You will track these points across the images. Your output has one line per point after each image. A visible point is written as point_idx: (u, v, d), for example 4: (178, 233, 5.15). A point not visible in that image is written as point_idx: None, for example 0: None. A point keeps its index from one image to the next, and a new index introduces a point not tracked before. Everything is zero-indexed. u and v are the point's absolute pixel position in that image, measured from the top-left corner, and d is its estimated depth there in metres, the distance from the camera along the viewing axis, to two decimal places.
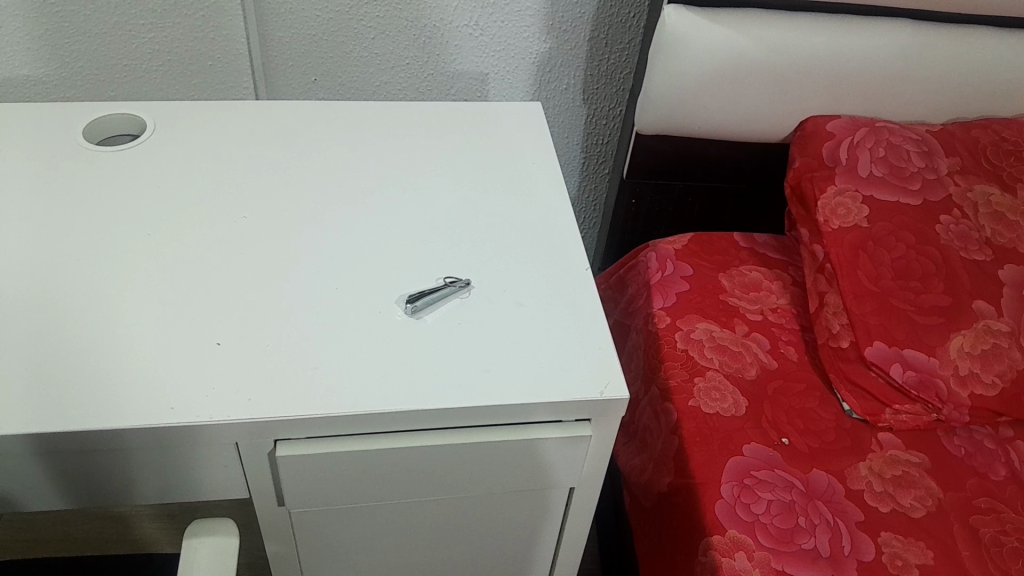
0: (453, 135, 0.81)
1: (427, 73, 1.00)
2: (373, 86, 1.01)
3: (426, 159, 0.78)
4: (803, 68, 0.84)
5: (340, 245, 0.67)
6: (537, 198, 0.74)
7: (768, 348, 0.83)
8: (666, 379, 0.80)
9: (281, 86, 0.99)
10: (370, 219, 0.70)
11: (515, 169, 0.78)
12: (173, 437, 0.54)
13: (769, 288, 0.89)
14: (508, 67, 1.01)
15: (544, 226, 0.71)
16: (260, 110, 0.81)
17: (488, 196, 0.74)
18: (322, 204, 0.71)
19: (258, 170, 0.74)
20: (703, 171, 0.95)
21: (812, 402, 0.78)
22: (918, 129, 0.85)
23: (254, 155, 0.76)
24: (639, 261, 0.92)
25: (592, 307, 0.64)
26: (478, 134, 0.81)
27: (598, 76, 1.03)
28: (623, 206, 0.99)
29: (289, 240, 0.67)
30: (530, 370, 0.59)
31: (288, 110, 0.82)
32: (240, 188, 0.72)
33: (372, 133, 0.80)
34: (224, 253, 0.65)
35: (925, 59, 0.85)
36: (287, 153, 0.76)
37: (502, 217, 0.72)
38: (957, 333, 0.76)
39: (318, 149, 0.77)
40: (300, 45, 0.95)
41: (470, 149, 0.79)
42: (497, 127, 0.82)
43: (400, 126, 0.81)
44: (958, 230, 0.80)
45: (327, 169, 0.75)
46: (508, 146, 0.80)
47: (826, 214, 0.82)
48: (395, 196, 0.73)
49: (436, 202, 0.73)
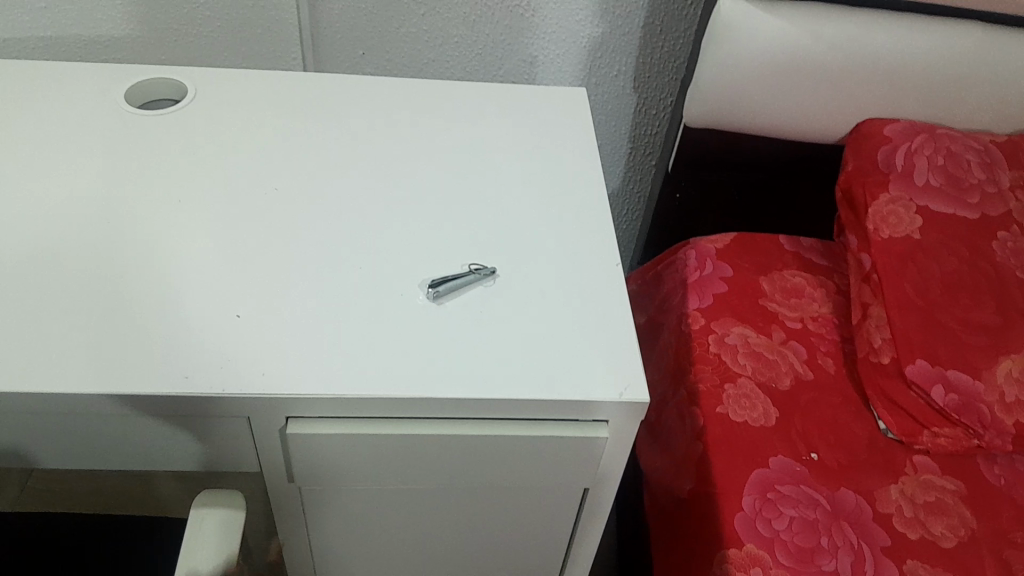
0: (491, 118, 0.79)
1: (476, 52, 1.01)
2: (420, 63, 1.01)
3: (466, 140, 0.76)
4: (864, 68, 0.80)
5: (369, 225, 0.66)
6: (577, 187, 0.72)
7: (804, 358, 0.79)
8: (695, 382, 0.78)
9: (329, 59, 0.99)
10: (405, 199, 0.69)
11: (552, 157, 0.75)
12: (184, 407, 0.54)
13: (811, 295, 0.85)
14: (558, 50, 1.02)
15: (581, 215, 0.69)
16: (300, 81, 0.80)
17: (525, 182, 0.72)
18: (358, 182, 0.70)
19: (296, 142, 0.73)
20: (751, 169, 0.92)
21: (845, 417, 0.75)
22: (981, 138, 0.80)
23: (293, 127, 0.75)
24: (677, 258, 0.90)
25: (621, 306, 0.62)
26: (521, 118, 0.79)
27: (650, 64, 1.02)
28: (666, 199, 0.96)
29: (320, 215, 0.67)
30: (551, 365, 0.57)
31: (331, 81, 0.81)
32: (275, 160, 0.71)
33: (409, 111, 0.79)
34: (255, 224, 0.65)
35: (995, 66, 0.80)
36: (325, 126, 0.76)
37: (535, 205, 0.70)
38: (1006, 356, 0.72)
39: (353, 125, 0.76)
40: (350, 17, 0.95)
41: (512, 132, 0.78)
42: (543, 115, 0.80)
43: (442, 104, 0.80)
44: (1014, 246, 0.76)
45: (366, 145, 0.74)
46: (551, 133, 0.78)
47: (876, 221, 0.79)
48: (433, 177, 0.72)
49: (474, 184, 0.72)
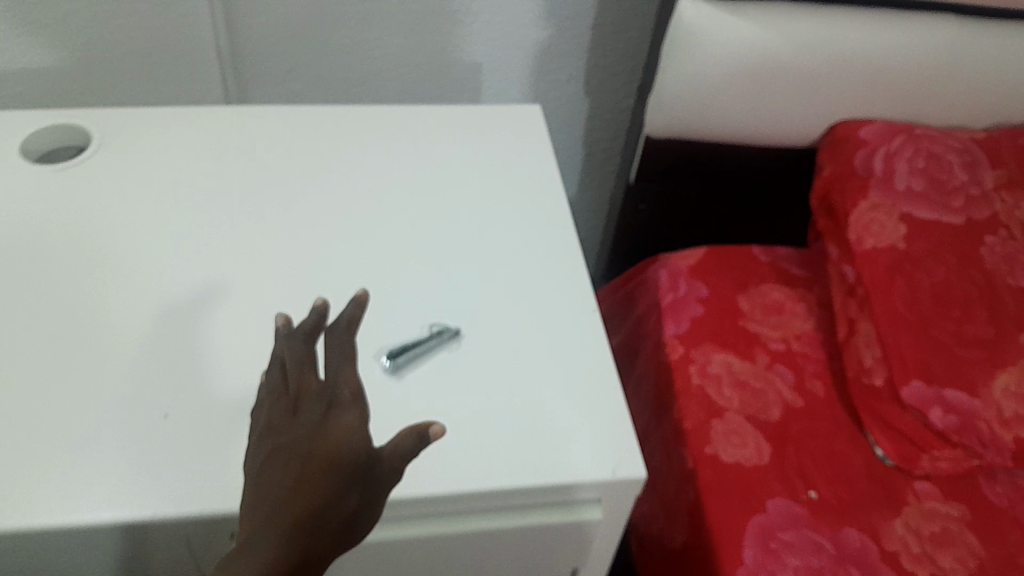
0: (442, 148, 0.72)
1: (416, 63, 0.93)
2: (355, 76, 0.93)
3: (414, 174, 0.69)
4: (836, 67, 0.75)
5: (313, 285, 0.59)
6: (540, 224, 0.66)
7: (792, 383, 0.75)
8: (680, 419, 0.72)
9: (252, 79, 0.91)
10: (351, 250, 0.62)
11: (510, 190, 0.69)
12: (109, 537, 0.46)
13: (792, 310, 0.80)
14: (505, 57, 0.94)
15: (547, 256, 0.63)
16: (225, 116, 0.72)
17: (482, 221, 0.66)
18: (296, 232, 0.63)
19: (222, 189, 0.65)
20: (720, 178, 0.86)
21: (841, 446, 0.70)
22: (961, 137, 0.76)
23: (218, 171, 0.67)
24: (648, 277, 0.85)
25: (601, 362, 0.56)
26: (473, 146, 0.73)
27: (603, 66, 0.96)
28: (631, 211, 0.91)
29: (255, 276, 0.59)
30: (530, 438, 0.51)
31: (261, 113, 0.73)
32: (200, 211, 0.63)
33: (350, 146, 0.71)
34: (179, 291, 0.57)
35: (974, 59, 0.75)
36: (257, 167, 0.68)
37: (497, 249, 0.64)
38: (1002, 369, 0.67)
39: (288, 166, 0.68)
40: (273, 32, 0.87)
41: (464, 163, 0.71)
42: (499, 140, 0.73)
43: (387, 134, 0.73)
44: (1004, 251, 0.71)
45: (302, 188, 0.67)
46: (506, 162, 0.71)
47: (857, 231, 0.74)
48: (380, 222, 0.65)
49: (427, 226, 0.65)
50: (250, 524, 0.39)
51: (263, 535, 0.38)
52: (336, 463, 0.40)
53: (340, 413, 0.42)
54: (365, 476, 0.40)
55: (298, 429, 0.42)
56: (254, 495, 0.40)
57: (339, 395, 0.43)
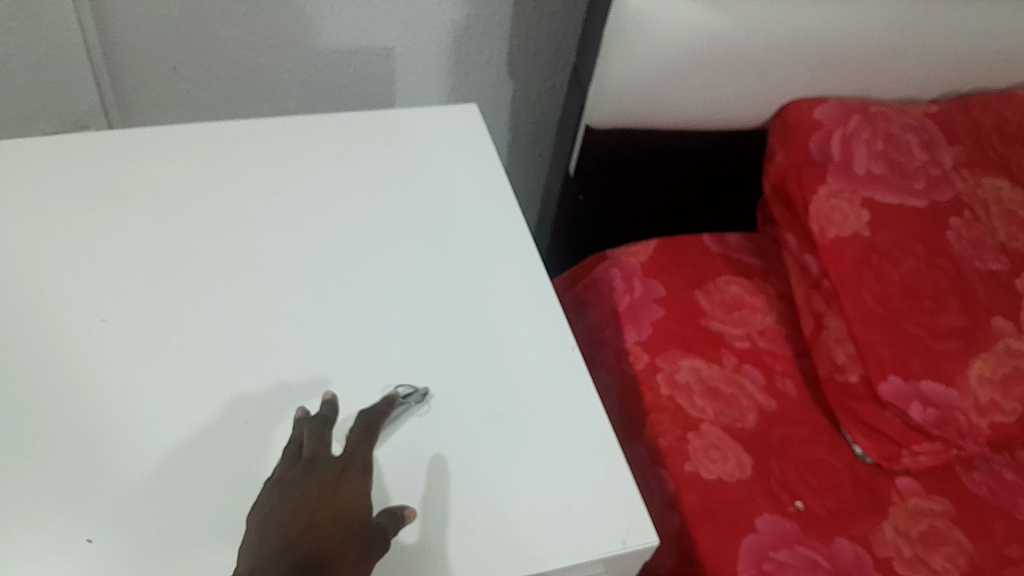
0: (373, 169, 0.65)
1: (317, 52, 0.84)
2: (250, 70, 0.84)
3: (337, 205, 0.62)
4: (784, 47, 0.71)
5: (250, 358, 0.52)
6: (487, 253, 0.60)
7: (763, 385, 0.72)
8: (654, 437, 0.68)
9: (130, 78, 0.81)
10: (289, 302, 0.55)
11: (455, 212, 0.63)
12: None
13: (752, 305, 0.78)
14: (417, 40, 0.85)
15: (501, 290, 0.58)
16: (115, 151, 0.62)
17: (424, 254, 0.60)
18: (217, 289, 0.55)
19: (117, 242, 0.57)
20: (662, 165, 0.81)
21: (821, 451, 0.68)
22: (914, 113, 0.75)
23: (107, 223, 0.58)
24: (599, 279, 0.79)
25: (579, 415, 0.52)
26: (398, 165, 0.66)
27: (525, 44, 0.88)
28: (569, 203, 0.84)
29: (181, 352, 0.51)
30: (518, 511, 0.47)
31: (149, 143, 0.64)
32: (94, 274, 0.55)
33: (269, 177, 0.63)
34: (87, 375, 0.49)
35: (921, 31, 0.73)
36: (153, 212, 0.59)
37: (451, 286, 0.58)
38: (976, 357, 0.66)
39: (200, 206, 0.60)
40: (149, 24, 0.77)
41: (390, 187, 0.64)
42: (435, 154, 0.67)
43: (309, 155, 0.65)
44: (969, 235, 0.70)
45: (213, 232, 0.59)
46: (439, 182, 0.65)
47: (819, 222, 0.71)
48: (312, 262, 0.58)
49: (365, 265, 0.58)
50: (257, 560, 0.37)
51: (275, 566, 0.36)
52: (347, 511, 0.40)
53: (350, 476, 0.42)
54: (371, 536, 0.40)
55: (309, 483, 0.41)
56: (260, 538, 0.38)
57: (352, 463, 0.44)
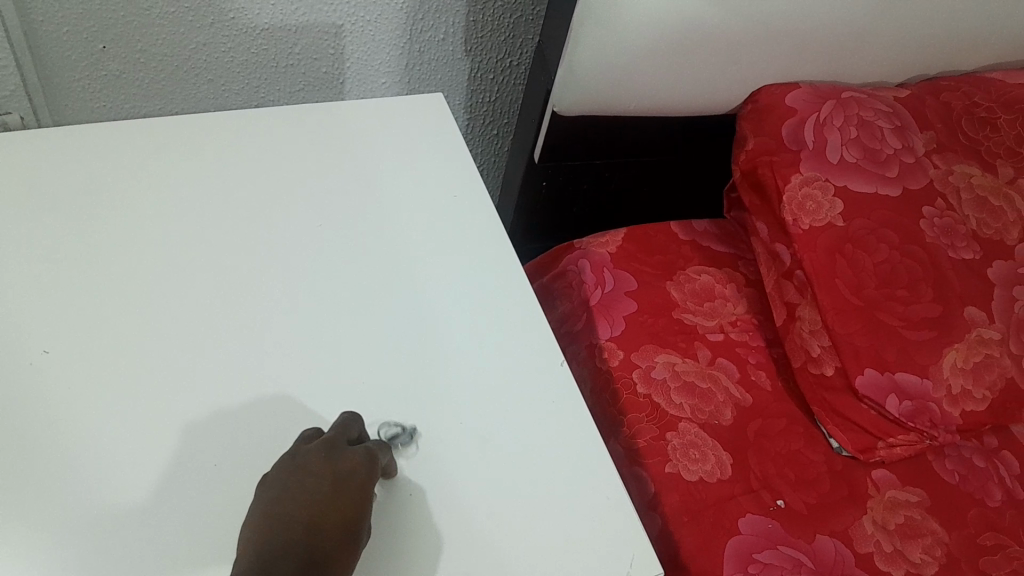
0: (338, 179, 0.63)
1: (261, 28, 0.77)
2: (188, 49, 0.76)
3: (294, 221, 0.60)
4: (758, 30, 0.69)
5: (211, 394, 0.49)
6: (451, 271, 0.59)
7: (738, 378, 0.71)
8: (632, 437, 0.66)
9: (53, 57, 0.72)
10: (259, 324, 0.53)
11: (426, 224, 0.61)
12: None
13: (723, 294, 0.77)
14: (369, 16, 0.79)
15: (468, 309, 0.57)
16: (62, 166, 0.59)
17: (388, 272, 0.58)
18: (171, 318, 0.52)
19: (61, 273, 0.53)
20: (628, 149, 0.79)
21: (798, 443, 0.68)
22: (886, 98, 0.73)
23: (44, 251, 0.54)
24: (567, 270, 0.77)
25: (558, 438, 0.51)
26: (353, 180, 0.64)
27: (483, 21, 0.83)
28: (533, 190, 0.81)
29: (136, 390, 0.48)
30: (508, 545, 0.46)
31: (84, 162, 0.60)
32: (34, 307, 0.51)
33: (228, 190, 0.61)
34: (40, 412, 0.46)
35: (891, 13, 0.72)
36: (96, 240, 0.56)
37: (426, 303, 0.56)
38: (950, 347, 0.66)
39: (155, 222, 0.57)
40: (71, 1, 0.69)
41: (344, 203, 0.62)
42: (401, 161, 0.66)
43: (271, 166, 0.63)
44: (942, 223, 0.69)
45: (164, 255, 0.56)
46: (396, 198, 0.63)
47: (793, 211, 0.70)
48: (279, 285, 0.55)
49: (327, 287, 0.56)
50: (267, 541, 0.39)
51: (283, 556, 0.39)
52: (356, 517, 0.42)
53: (369, 473, 0.44)
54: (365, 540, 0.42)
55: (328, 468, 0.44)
56: (275, 514, 0.41)
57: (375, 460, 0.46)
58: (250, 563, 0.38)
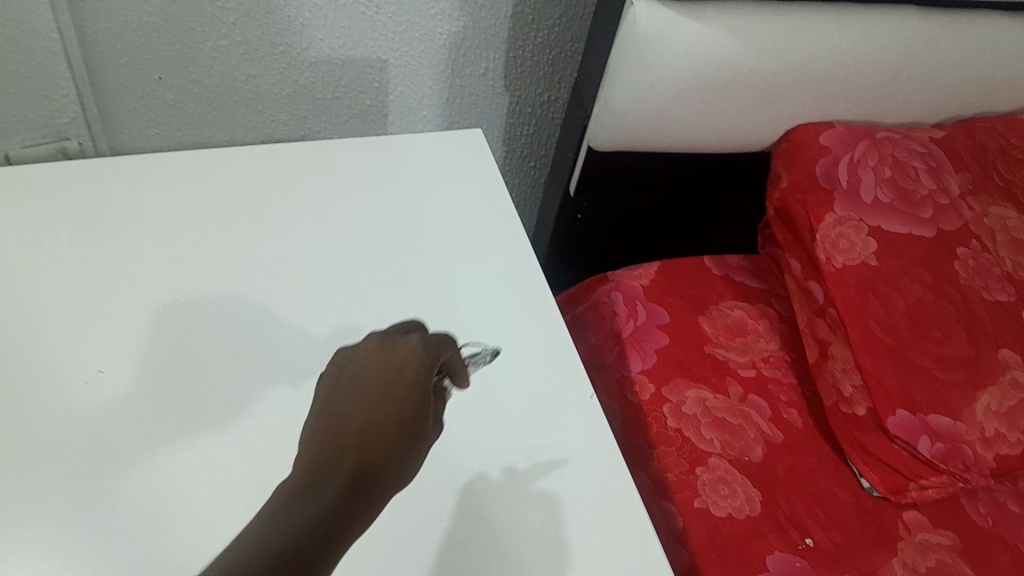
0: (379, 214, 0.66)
1: (309, 63, 0.80)
2: (238, 82, 0.79)
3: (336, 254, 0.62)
4: (793, 71, 0.70)
5: (254, 418, 0.52)
6: (481, 306, 0.61)
7: (769, 415, 0.71)
8: (661, 470, 0.66)
9: (112, 87, 0.76)
10: (299, 356, 0.56)
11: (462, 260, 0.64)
12: None
13: (755, 330, 0.77)
14: (413, 51, 0.82)
15: (497, 343, 0.59)
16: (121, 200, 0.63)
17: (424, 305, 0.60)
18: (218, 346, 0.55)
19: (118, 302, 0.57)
20: (662, 183, 0.81)
21: (827, 481, 0.68)
22: (922, 137, 0.74)
23: (104, 279, 0.58)
24: (599, 301, 0.78)
25: (580, 475, 0.53)
26: (390, 215, 0.66)
27: (523, 57, 0.85)
28: (567, 222, 0.83)
29: (183, 411, 0.51)
30: None
31: (140, 193, 0.64)
32: (93, 336, 0.55)
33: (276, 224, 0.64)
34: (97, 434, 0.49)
35: (925, 55, 0.72)
36: (149, 268, 0.59)
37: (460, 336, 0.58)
38: (984, 390, 0.66)
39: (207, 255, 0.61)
40: (130, 36, 0.72)
41: (382, 235, 0.64)
42: (439, 199, 0.68)
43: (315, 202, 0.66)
44: (976, 263, 0.70)
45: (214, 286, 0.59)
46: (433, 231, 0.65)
47: (826, 250, 0.70)
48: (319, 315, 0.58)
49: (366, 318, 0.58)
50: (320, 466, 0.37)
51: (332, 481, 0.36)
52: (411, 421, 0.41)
53: (422, 361, 0.44)
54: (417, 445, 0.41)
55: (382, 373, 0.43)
56: (334, 409, 0.40)
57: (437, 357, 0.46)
58: (312, 460, 0.37)
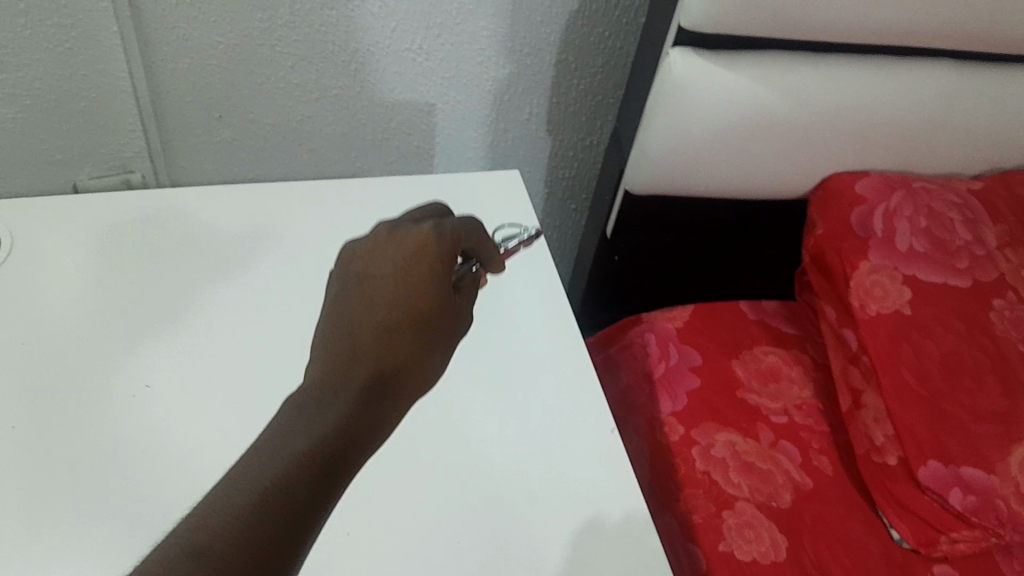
0: None
1: (361, 105, 0.84)
2: (293, 121, 0.83)
3: None
4: (828, 120, 0.71)
5: None
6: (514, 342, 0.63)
7: (800, 461, 0.71)
8: (687, 512, 0.67)
9: (175, 124, 0.80)
10: None
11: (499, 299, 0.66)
12: None
13: (789, 376, 0.77)
14: (459, 95, 0.85)
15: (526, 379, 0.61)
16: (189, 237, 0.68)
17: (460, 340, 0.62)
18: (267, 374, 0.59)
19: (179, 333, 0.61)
20: (699, 228, 0.82)
21: (856, 530, 0.67)
22: (958, 188, 0.74)
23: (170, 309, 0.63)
24: (633, 342, 0.79)
25: (597, 513, 0.54)
26: None
27: (566, 103, 0.88)
28: (605, 262, 0.84)
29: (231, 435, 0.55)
30: None
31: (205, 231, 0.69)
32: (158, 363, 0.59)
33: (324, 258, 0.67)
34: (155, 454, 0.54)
35: (963, 106, 0.73)
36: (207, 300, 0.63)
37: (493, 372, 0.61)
38: (1018, 443, 0.64)
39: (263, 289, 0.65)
40: (194, 77, 0.77)
41: None
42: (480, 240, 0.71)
43: None
44: (1013, 315, 0.69)
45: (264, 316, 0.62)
46: None
47: (860, 297, 0.70)
48: None
49: None
50: (328, 381, 0.39)
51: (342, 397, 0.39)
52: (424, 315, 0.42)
53: (436, 246, 0.44)
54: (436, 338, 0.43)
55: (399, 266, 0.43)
56: (346, 313, 0.42)
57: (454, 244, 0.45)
58: (322, 370, 0.40)
